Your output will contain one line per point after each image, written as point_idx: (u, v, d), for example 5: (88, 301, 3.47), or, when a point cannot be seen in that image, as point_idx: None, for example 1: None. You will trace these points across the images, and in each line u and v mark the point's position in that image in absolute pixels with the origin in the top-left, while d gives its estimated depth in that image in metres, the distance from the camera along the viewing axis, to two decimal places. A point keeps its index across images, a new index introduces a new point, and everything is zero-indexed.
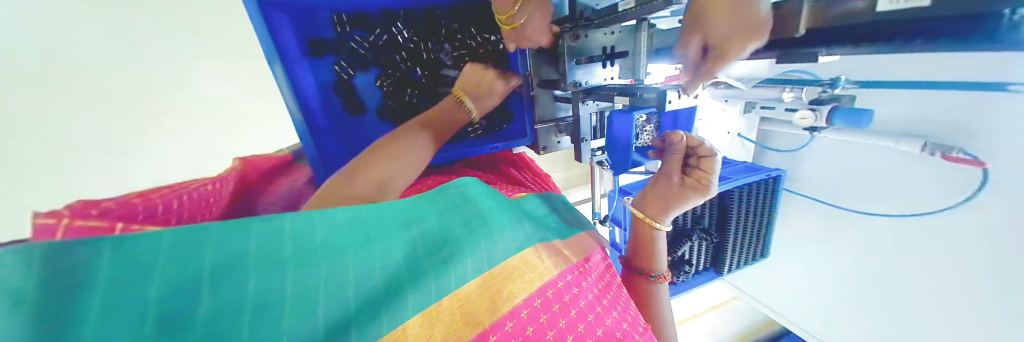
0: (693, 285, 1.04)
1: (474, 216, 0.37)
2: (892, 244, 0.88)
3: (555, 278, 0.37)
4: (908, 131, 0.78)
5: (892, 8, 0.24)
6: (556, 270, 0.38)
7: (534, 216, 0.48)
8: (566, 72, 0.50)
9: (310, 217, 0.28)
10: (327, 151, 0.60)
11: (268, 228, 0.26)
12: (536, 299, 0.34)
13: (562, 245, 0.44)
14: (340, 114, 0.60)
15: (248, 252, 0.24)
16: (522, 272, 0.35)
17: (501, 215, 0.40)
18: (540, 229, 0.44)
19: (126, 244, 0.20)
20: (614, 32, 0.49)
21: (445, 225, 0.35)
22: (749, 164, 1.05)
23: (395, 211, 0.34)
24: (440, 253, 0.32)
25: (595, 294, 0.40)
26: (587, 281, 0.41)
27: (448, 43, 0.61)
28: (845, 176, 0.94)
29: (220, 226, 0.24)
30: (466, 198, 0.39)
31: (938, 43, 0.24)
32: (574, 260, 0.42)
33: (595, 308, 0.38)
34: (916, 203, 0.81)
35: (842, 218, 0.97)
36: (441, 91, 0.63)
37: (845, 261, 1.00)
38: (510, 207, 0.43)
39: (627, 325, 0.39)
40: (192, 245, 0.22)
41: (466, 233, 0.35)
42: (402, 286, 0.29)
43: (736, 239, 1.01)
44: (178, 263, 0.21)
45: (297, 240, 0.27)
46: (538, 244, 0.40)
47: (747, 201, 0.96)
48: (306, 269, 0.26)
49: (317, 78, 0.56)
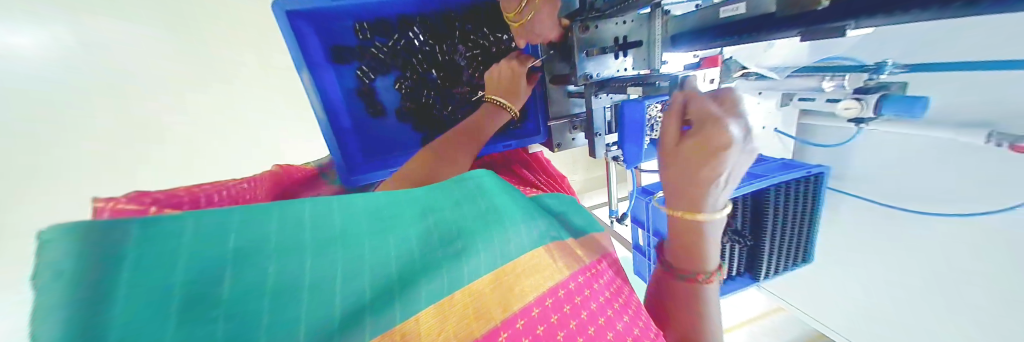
0: (724, 292, 0.97)
1: (489, 210, 0.36)
2: (957, 251, 0.77)
3: (566, 278, 0.35)
4: (977, 119, 0.68)
5: None
6: (567, 269, 0.36)
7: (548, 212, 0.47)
8: (576, 64, 0.50)
9: (329, 207, 0.29)
10: (350, 152, 0.62)
11: (288, 215, 0.27)
12: (547, 298, 0.32)
13: (575, 244, 0.41)
14: (363, 116, 0.63)
15: (269, 240, 0.25)
16: (534, 270, 0.33)
17: (516, 209, 0.38)
18: (554, 226, 0.42)
19: (153, 227, 0.21)
20: (626, 21, 0.48)
21: (459, 216, 0.35)
22: (788, 161, 0.97)
23: (411, 201, 0.34)
24: (452, 246, 0.32)
25: (606, 297, 0.37)
26: (599, 283, 0.38)
27: (462, 44, 0.62)
28: (899, 172, 0.84)
29: (241, 211, 0.25)
30: (481, 191, 0.37)
31: (980, 6, 0.21)
32: (586, 260, 0.39)
33: (605, 311, 0.36)
34: (984, 201, 0.70)
35: (898, 219, 0.87)
36: (456, 91, 0.65)
37: (902, 269, 0.89)
38: (523, 200, 0.42)
39: (639, 331, 0.36)
40: (219, 230, 0.23)
41: (479, 226, 0.34)
42: (415, 277, 0.29)
43: (774, 242, 0.93)
44: (202, 248, 0.22)
45: (316, 229, 0.28)
46: (551, 244, 0.37)
47: (786, 201, 0.89)
48: (323, 256, 0.27)
49: (341, 83, 0.60)
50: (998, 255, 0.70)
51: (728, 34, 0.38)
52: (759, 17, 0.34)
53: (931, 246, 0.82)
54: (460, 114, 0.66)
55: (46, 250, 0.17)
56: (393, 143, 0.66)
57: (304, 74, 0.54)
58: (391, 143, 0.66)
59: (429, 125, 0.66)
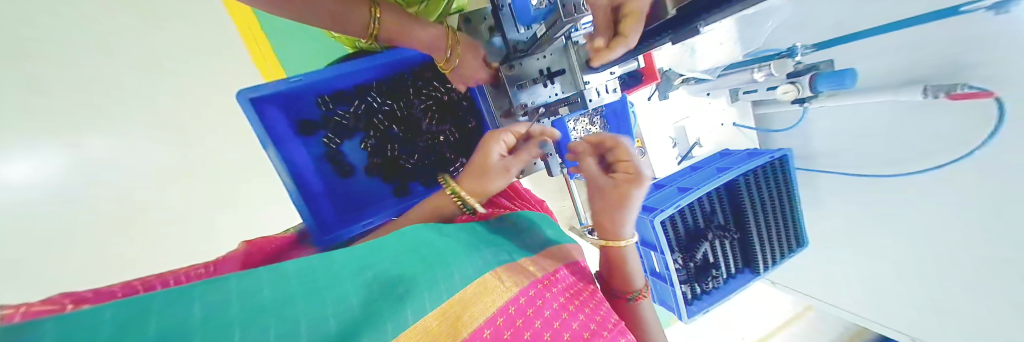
0: (730, 291, 0.93)
1: (426, 258, 0.41)
2: (940, 204, 0.77)
3: (515, 295, 0.40)
4: (905, 79, 0.74)
5: None
6: (516, 286, 0.42)
7: (490, 248, 0.50)
8: (511, 96, 0.55)
9: (259, 283, 0.30)
10: (323, 213, 0.65)
11: (212, 295, 0.26)
12: (500, 316, 0.37)
13: (527, 263, 0.49)
14: (333, 178, 0.67)
15: (193, 318, 0.23)
16: (478, 297, 0.38)
17: (455, 252, 0.45)
18: (503, 252, 0.50)
19: (66, 317, 0.19)
20: (545, 56, 0.54)
21: (398, 269, 0.38)
22: (753, 150, 1.00)
23: (347, 265, 0.37)
24: (395, 292, 0.34)
25: (559, 303, 0.43)
26: (551, 292, 0.45)
27: (417, 99, 0.69)
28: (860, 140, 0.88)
29: (164, 297, 0.24)
30: (416, 245, 0.44)
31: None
32: (537, 274, 0.46)
33: (561, 315, 0.42)
34: (942, 151, 0.73)
35: (876, 186, 0.88)
36: (418, 140, 0.70)
37: (897, 236, 0.87)
38: (460, 247, 0.47)
39: (595, 325, 0.42)
40: (140, 314, 0.22)
41: (422, 271, 0.38)
42: (359, 327, 0.29)
43: (761, 230, 0.93)
44: (122, 329, 0.20)
45: (247, 301, 0.27)
46: (496, 269, 0.44)
47: (761, 188, 0.92)
48: (256, 323, 0.25)
49: (310, 152, 0.66)
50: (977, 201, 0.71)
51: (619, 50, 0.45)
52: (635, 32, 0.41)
53: (914, 206, 0.81)
54: (425, 160, 0.71)
55: None
56: (365, 199, 0.70)
57: (270, 148, 0.59)
58: (363, 198, 0.70)
59: (397, 175, 0.70)
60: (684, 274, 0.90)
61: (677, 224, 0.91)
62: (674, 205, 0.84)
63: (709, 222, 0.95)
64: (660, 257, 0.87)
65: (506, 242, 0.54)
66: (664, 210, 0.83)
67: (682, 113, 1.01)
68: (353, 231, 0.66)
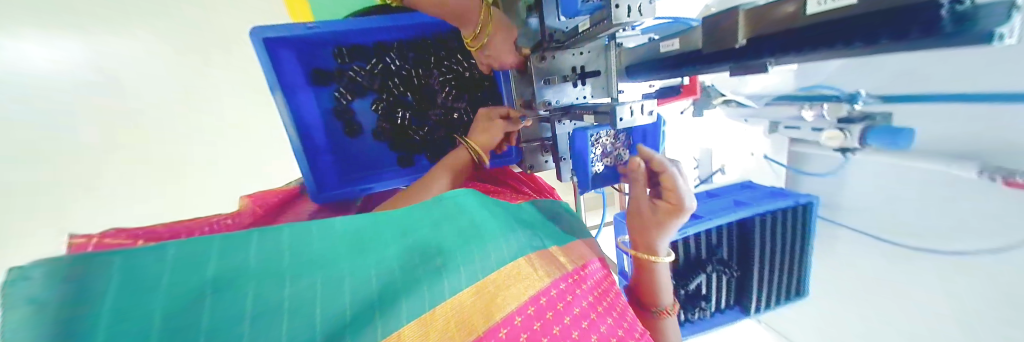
0: (713, 325, 0.92)
1: (470, 227, 0.38)
2: (963, 290, 0.71)
3: (548, 286, 0.38)
4: (960, 152, 0.66)
5: (822, 8, 0.22)
6: (550, 276, 0.40)
7: (527, 229, 0.46)
8: (535, 91, 0.50)
9: (309, 229, 0.30)
10: (324, 168, 0.64)
11: (268, 243, 0.28)
12: (531, 305, 0.35)
13: (560, 252, 0.46)
14: (340, 135, 0.65)
15: (247, 268, 0.25)
16: (511, 281, 0.36)
17: (495, 226, 0.41)
18: (537, 235, 0.46)
19: (134, 260, 0.22)
20: (583, 52, 0.49)
21: (441, 234, 0.36)
22: (777, 189, 0.95)
23: (392, 221, 0.35)
24: (432, 262, 0.33)
25: (589, 301, 0.42)
26: (581, 288, 0.42)
27: (437, 69, 0.65)
28: (891, 204, 0.81)
29: (221, 241, 0.26)
30: (461, 211, 0.40)
31: (861, 46, 0.22)
32: (569, 267, 0.44)
33: (589, 314, 0.40)
34: (977, 236, 0.67)
35: (895, 256, 0.82)
36: (431, 114, 0.67)
37: (900, 307, 0.83)
38: (502, 217, 0.44)
39: (621, 331, 0.41)
40: (196, 261, 0.24)
41: (460, 243, 0.36)
42: (396, 294, 0.30)
43: (762, 272, 0.90)
44: (181, 279, 0.23)
45: (296, 251, 0.28)
46: (532, 253, 0.41)
47: (773, 232, 0.88)
48: (301, 278, 0.27)
49: (320, 105, 0.63)
50: (999, 297, 0.66)
51: (667, 67, 0.39)
52: (691, 52, 0.34)
53: (935, 286, 0.76)
54: (435, 134, 0.68)
55: (17, 287, 0.17)
56: (368, 162, 0.68)
57: (277, 96, 0.56)
58: (369, 161, 0.68)
59: (405, 145, 0.68)
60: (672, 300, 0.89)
61: (677, 250, 0.89)
62: (679, 231, 0.81)
63: (711, 255, 0.92)
64: None
65: (539, 225, 0.51)
66: None
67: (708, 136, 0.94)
68: (349, 193, 0.64)
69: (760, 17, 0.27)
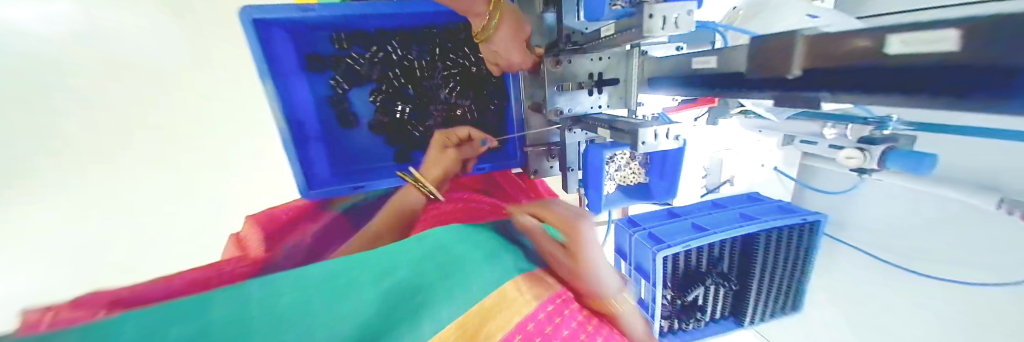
0: (706, 335, 0.92)
1: (451, 261, 0.35)
2: (959, 323, 0.69)
3: (536, 308, 0.31)
4: (980, 181, 0.62)
5: (903, 51, 0.19)
6: (537, 297, 0.33)
7: (520, 250, 0.41)
8: (546, 98, 0.46)
9: (280, 283, 0.29)
10: (316, 160, 0.60)
11: (235, 301, 0.26)
12: (518, 334, 0.29)
13: (549, 272, 0.40)
14: (334, 125, 0.61)
15: (203, 329, 0.24)
16: (495, 310, 0.30)
17: (478, 254, 0.37)
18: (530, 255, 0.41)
19: (89, 332, 0.21)
20: (602, 57, 0.44)
21: (420, 273, 0.33)
22: (783, 204, 0.92)
23: (371, 263, 0.33)
24: (410, 302, 0.30)
25: (580, 321, 0.34)
26: (572, 306, 0.35)
27: (441, 62, 0.60)
28: (897, 228, 0.78)
29: (173, 307, 0.24)
30: (443, 246, 0.37)
31: (939, 101, 0.19)
32: (559, 285, 0.36)
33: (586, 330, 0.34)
34: (986, 269, 0.64)
35: (893, 280, 0.80)
36: (432, 109, 0.63)
37: (891, 332, 0.82)
38: (490, 243, 0.40)
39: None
40: (152, 328, 0.23)
41: (439, 279, 0.32)
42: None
43: (761, 288, 0.89)
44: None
45: (267, 306, 0.27)
46: (519, 277, 0.35)
47: (779, 250, 0.85)
48: (265, 332, 0.25)
49: (314, 91, 0.59)
50: (997, 334, 0.64)
51: (701, 87, 0.35)
52: (730, 75, 0.31)
53: (930, 316, 0.74)
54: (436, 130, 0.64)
55: None
56: (363, 155, 0.65)
57: (267, 82, 0.52)
58: (364, 155, 0.65)
59: (403, 140, 0.64)
60: (668, 310, 0.88)
61: (678, 261, 0.87)
62: (683, 243, 0.79)
63: (711, 267, 0.90)
64: (649, 287, 0.84)
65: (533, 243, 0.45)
66: (670, 246, 0.78)
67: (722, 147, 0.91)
68: (340, 192, 0.60)
69: (823, 48, 0.23)
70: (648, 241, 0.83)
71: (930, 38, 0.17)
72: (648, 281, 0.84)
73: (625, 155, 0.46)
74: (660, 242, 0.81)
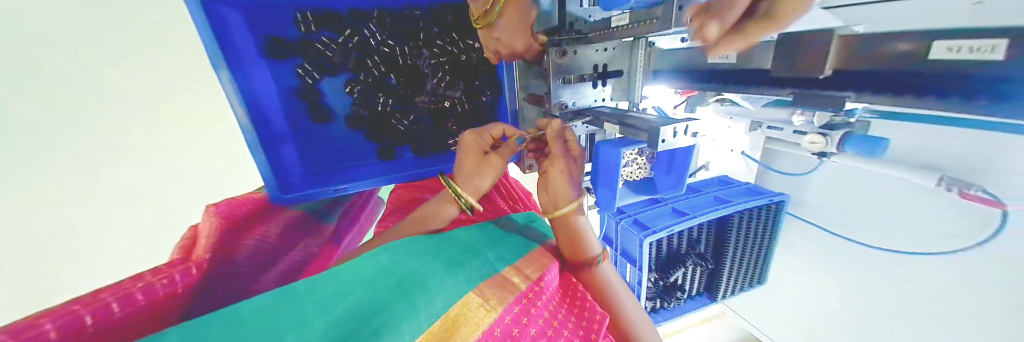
0: (685, 310, 0.99)
1: (406, 277, 0.36)
2: (904, 280, 0.81)
3: (500, 315, 0.35)
4: (922, 162, 0.70)
5: (949, 56, 0.18)
6: (500, 304, 0.36)
7: (475, 260, 0.43)
8: (551, 91, 0.43)
9: (205, 326, 0.25)
10: (287, 161, 0.54)
11: None
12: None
13: (512, 272, 0.42)
14: (305, 121, 0.54)
15: None
16: (460, 323, 0.32)
17: (433, 269, 0.38)
18: (487, 261, 0.43)
19: None
20: (608, 48, 0.42)
21: (374, 295, 0.33)
22: (751, 186, 0.99)
23: (318, 292, 0.32)
24: (370, 325, 0.28)
25: (545, 319, 0.40)
26: (537, 306, 0.40)
27: (427, 49, 0.55)
28: (846, 204, 0.87)
29: None
30: (394, 267, 0.37)
31: (978, 104, 0.19)
32: (523, 286, 0.40)
33: (546, 333, 0.39)
34: (924, 238, 0.74)
35: (846, 249, 0.90)
36: (418, 100, 0.58)
37: (842, 291, 0.94)
38: (443, 257, 0.41)
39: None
40: None
41: (398, 296, 0.32)
42: None
43: (733, 264, 0.96)
44: None
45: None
46: (480, 284, 0.37)
47: (748, 230, 0.92)
48: None
49: (278, 81, 0.50)
50: (940, 289, 0.75)
51: (715, 80, 0.35)
52: (752, 70, 0.30)
53: (880, 276, 0.85)
54: (423, 124, 0.59)
55: None
56: (341, 153, 0.58)
57: (223, 75, 0.45)
58: (341, 153, 0.58)
59: (387, 135, 0.59)
60: (652, 291, 0.94)
61: (662, 245, 0.90)
62: (667, 229, 0.82)
63: (690, 249, 0.95)
64: (635, 272, 0.87)
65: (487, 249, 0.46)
66: (655, 232, 0.81)
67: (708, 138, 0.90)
68: (322, 194, 0.56)
69: (858, 49, 0.23)
70: (634, 228, 0.86)
71: (984, 44, 0.17)
72: (634, 266, 0.87)
73: (637, 156, 0.47)
74: (648, 229, 0.84)
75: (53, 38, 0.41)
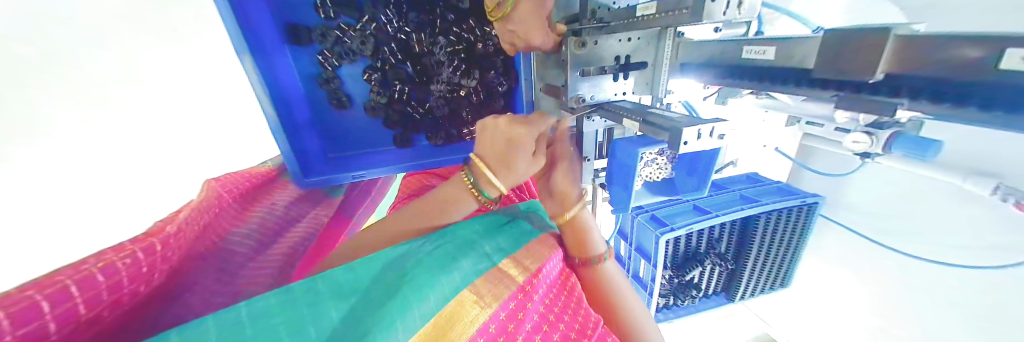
0: (700, 309, 0.97)
1: (400, 277, 0.37)
2: (941, 293, 0.75)
3: (495, 311, 0.36)
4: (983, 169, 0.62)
5: (1023, 67, 0.15)
6: (495, 301, 0.36)
7: (470, 254, 0.43)
8: (569, 84, 0.42)
9: (207, 328, 0.28)
10: (308, 146, 0.56)
11: None
12: (478, 337, 0.33)
13: (508, 264, 0.43)
14: (327, 108, 0.56)
15: None
16: (454, 319, 0.34)
17: (428, 264, 0.39)
18: (485, 257, 0.44)
19: None
20: (631, 39, 0.40)
21: (367, 300, 0.35)
22: (782, 185, 0.93)
23: (317, 289, 0.34)
24: (359, 330, 0.30)
25: (540, 313, 0.41)
26: (533, 301, 0.40)
27: (443, 35, 0.53)
28: (885, 210, 0.80)
29: None
30: (391, 263, 0.40)
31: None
32: (519, 280, 0.41)
33: (541, 328, 0.40)
34: (974, 252, 0.68)
35: (884, 257, 0.84)
36: (433, 89, 0.57)
37: (870, 298, 0.88)
38: (440, 251, 0.43)
39: (574, 335, 0.41)
40: None
41: (389, 296, 0.34)
42: None
43: (755, 266, 0.92)
44: None
45: None
46: (475, 279, 0.38)
47: (774, 232, 0.87)
48: None
49: (300, 68, 0.52)
50: (980, 306, 0.69)
51: (752, 77, 0.32)
52: (793, 70, 0.27)
53: (915, 287, 0.79)
54: (437, 114, 0.59)
55: None
56: (358, 139, 0.60)
57: (246, 61, 0.44)
58: (357, 139, 0.60)
59: (403, 123, 0.59)
60: (667, 288, 0.93)
61: (680, 243, 0.88)
62: (686, 227, 0.80)
63: (710, 248, 0.92)
64: (649, 268, 0.86)
65: (486, 240, 0.47)
66: (673, 229, 0.79)
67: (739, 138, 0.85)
68: (341, 179, 0.56)
69: (917, 52, 0.19)
70: (651, 224, 0.84)
71: None
72: (648, 262, 0.86)
73: (657, 156, 0.44)
74: (665, 226, 0.82)
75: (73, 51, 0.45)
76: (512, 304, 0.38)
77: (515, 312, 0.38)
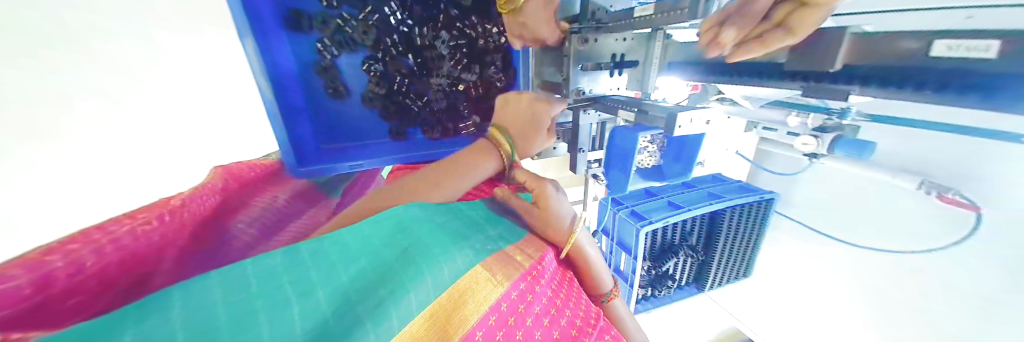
0: (674, 299, 1.04)
1: (411, 246, 0.37)
2: (875, 275, 0.87)
3: (507, 290, 0.37)
4: (904, 165, 0.74)
5: (948, 53, 0.21)
6: (506, 280, 0.38)
7: (477, 235, 0.44)
8: (570, 77, 0.45)
9: (215, 291, 0.27)
10: (301, 135, 0.54)
11: (155, 322, 0.23)
12: (491, 315, 0.34)
13: (514, 250, 0.44)
14: (323, 98, 0.55)
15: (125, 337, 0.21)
16: (469, 293, 0.34)
17: (439, 240, 0.39)
18: (490, 238, 0.44)
19: None
20: (626, 38, 0.44)
21: (378, 266, 0.34)
22: (743, 184, 1.02)
23: (327, 253, 0.33)
24: (374, 298, 0.30)
25: (547, 298, 0.43)
26: (540, 285, 0.42)
27: (446, 30, 0.55)
28: (829, 204, 0.92)
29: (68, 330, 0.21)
30: (399, 229, 0.39)
31: (965, 97, 0.22)
32: (526, 264, 0.42)
33: (550, 311, 0.42)
34: (900, 237, 0.80)
35: (830, 246, 0.95)
36: (433, 83, 0.58)
37: (818, 284, 1.00)
38: (447, 226, 0.43)
39: (576, 328, 0.42)
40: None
41: (401, 267, 0.34)
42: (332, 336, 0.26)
43: (722, 257, 1.01)
44: None
45: (197, 318, 0.24)
46: (486, 258, 0.39)
47: (738, 225, 0.96)
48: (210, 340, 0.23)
49: (298, 56, 0.51)
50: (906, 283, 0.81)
51: (734, 71, 0.37)
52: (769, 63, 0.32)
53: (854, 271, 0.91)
54: (435, 107, 0.60)
55: None
56: (352, 130, 0.59)
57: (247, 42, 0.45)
58: (352, 129, 0.59)
59: (401, 115, 0.60)
60: (645, 279, 0.99)
61: (658, 236, 0.94)
62: (664, 220, 0.86)
63: (683, 241, 1.00)
64: (630, 260, 0.91)
65: (490, 224, 0.48)
66: (652, 222, 0.85)
67: (714, 143, 0.88)
68: (334, 170, 0.58)
69: (870, 46, 0.25)
70: (632, 218, 0.89)
71: (980, 44, 0.19)
72: (629, 254, 0.91)
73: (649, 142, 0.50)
74: (646, 219, 0.87)
75: (55, 39, 0.40)
76: (520, 285, 0.39)
77: (524, 289, 0.39)
